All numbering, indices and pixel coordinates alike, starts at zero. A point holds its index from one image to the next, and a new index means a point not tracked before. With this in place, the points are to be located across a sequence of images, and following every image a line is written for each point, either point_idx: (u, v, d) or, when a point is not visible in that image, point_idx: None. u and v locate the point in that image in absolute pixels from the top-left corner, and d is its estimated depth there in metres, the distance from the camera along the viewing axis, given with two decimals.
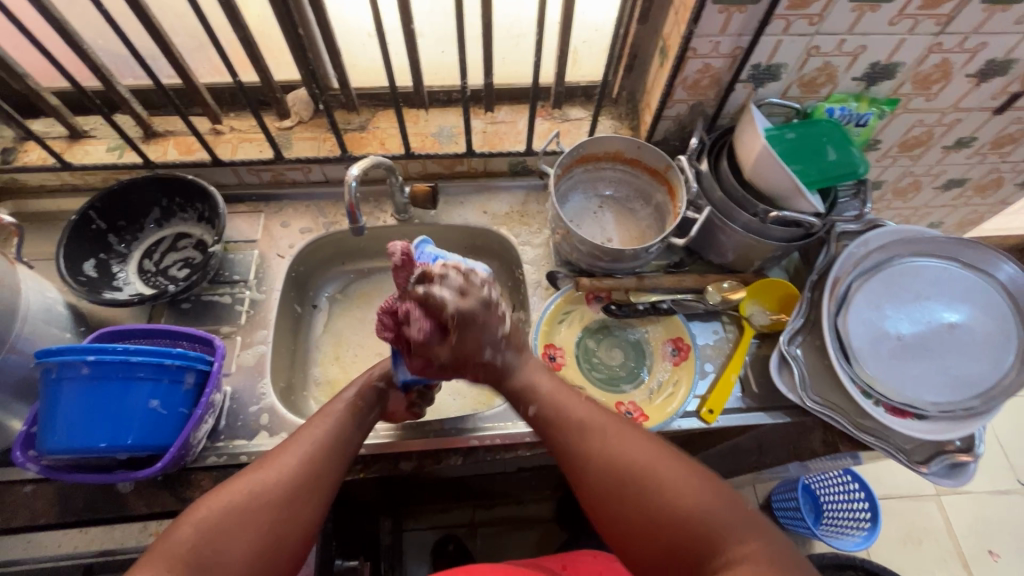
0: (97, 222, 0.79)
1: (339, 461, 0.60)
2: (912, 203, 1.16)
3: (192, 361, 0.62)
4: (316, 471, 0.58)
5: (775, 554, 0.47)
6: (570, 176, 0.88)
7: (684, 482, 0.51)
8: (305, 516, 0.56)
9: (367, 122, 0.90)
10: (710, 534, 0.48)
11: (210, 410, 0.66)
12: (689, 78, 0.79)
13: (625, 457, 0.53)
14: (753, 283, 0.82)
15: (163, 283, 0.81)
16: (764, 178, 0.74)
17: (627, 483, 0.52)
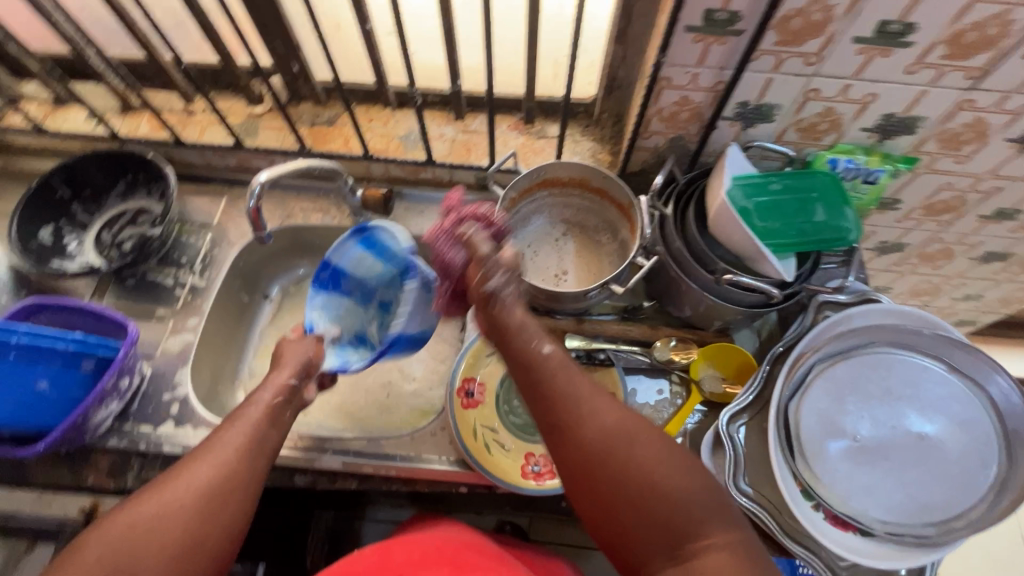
0: (59, 190, 0.81)
1: (261, 454, 0.56)
2: (944, 271, 1.01)
3: (97, 346, 0.64)
4: (235, 462, 0.53)
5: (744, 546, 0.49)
6: (533, 199, 0.82)
7: (669, 467, 0.50)
8: (226, 508, 0.51)
9: (336, 118, 0.88)
10: (690, 523, 0.48)
11: (116, 394, 0.67)
12: (665, 110, 0.70)
13: (614, 443, 0.51)
14: (708, 345, 0.75)
15: (113, 258, 0.82)
16: (730, 234, 0.67)
17: (614, 473, 0.50)
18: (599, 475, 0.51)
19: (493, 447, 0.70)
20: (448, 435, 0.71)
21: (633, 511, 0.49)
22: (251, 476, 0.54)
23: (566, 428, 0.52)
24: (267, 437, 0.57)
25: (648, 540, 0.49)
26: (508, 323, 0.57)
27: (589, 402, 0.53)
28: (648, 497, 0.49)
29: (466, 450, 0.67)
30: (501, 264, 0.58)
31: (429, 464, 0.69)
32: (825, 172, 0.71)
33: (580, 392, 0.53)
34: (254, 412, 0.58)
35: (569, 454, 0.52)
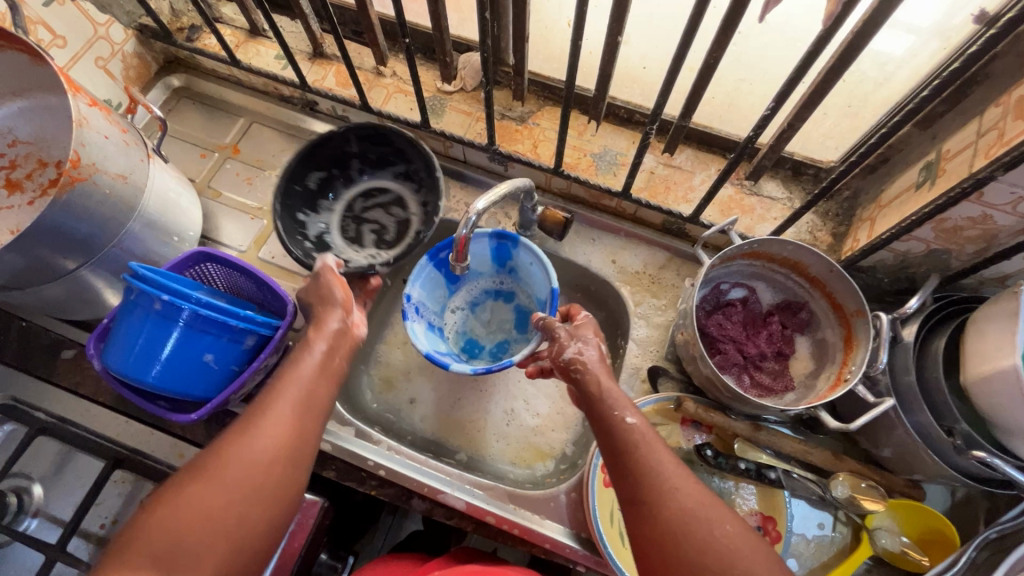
0: (351, 146, 0.77)
1: (312, 419, 0.52)
2: None
3: (257, 322, 0.61)
4: (289, 425, 0.50)
5: None
6: (729, 265, 0.72)
7: (752, 549, 0.45)
8: (281, 482, 0.48)
9: (529, 115, 0.79)
10: None
11: (265, 369, 0.64)
12: (948, 222, 0.57)
13: (689, 525, 0.47)
14: (900, 497, 0.63)
15: (350, 233, 0.79)
16: (989, 399, 0.54)
17: (688, 554, 0.46)
18: (668, 554, 0.46)
19: (626, 538, 0.64)
20: (578, 505, 0.66)
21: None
22: (303, 443, 0.51)
23: (644, 505, 0.49)
24: (317, 391, 0.54)
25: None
26: (596, 388, 0.58)
27: (670, 483, 0.49)
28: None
29: (600, 535, 0.61)
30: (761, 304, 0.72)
31: (551, 533, 0.64)
32: None
33: (665, 472, 0.50)
34: (299, 370, 0.54)
35: (646, 531, 0.48)
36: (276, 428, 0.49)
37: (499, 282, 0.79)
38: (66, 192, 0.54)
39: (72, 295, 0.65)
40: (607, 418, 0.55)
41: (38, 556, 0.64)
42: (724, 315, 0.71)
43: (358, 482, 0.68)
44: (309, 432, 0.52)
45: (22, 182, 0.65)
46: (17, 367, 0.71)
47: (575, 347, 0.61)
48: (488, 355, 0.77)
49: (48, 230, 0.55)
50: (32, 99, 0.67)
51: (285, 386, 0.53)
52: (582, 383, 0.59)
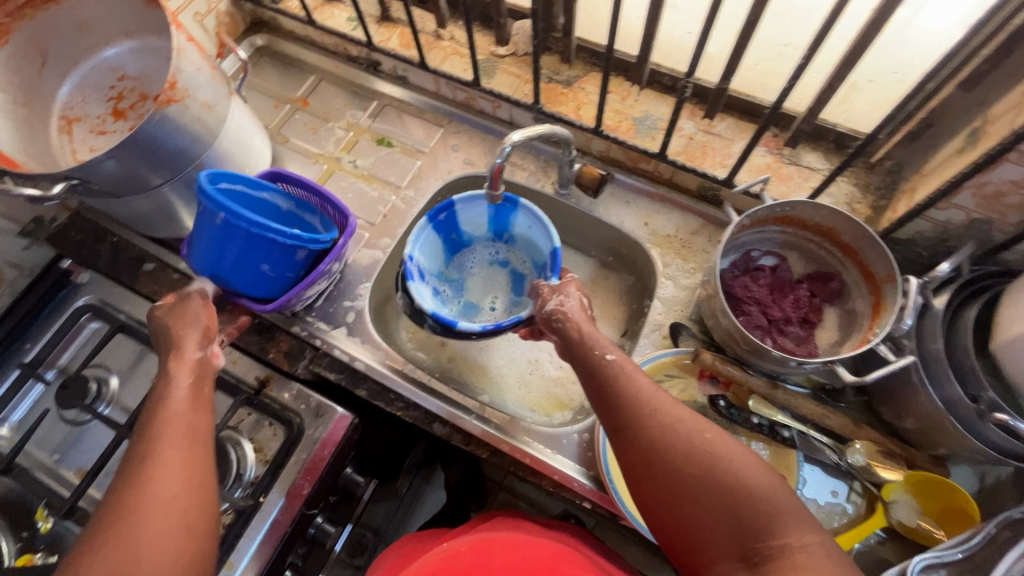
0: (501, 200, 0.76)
1: (196, 436, 0.53)
2: None
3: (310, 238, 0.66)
4: (178, 454, 0.51)
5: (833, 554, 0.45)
6: (760, 230, 0.72)
7: (734, 454, 0.49)
8: (193, 502, 0.48)
9: (575, 79, 0.83)
10: (761, 519, 0.46)
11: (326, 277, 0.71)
12: (990, 187, 0.56)
13: (669, 437, 0.51)
14: (921, 470, 0.62)
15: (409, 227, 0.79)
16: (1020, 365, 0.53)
17: (670, 463, 0.50)
18: (658, 471, 0.51)
19: None
20: (589, 446, 0.69)
21: (697, 504, 0.48)
22: (196, 461, 0.52)
23: (625, 423, 0.54)
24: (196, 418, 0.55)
25: (717, 536, 0.47)
26: (577, 334, 0.62)
27: (650, 403, 0.54)
28: (709, 488, 0.48)
29: (608, 471, 0.64)
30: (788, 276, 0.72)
31: (559, 467, 0.67)
32: None
33: (644, 393, 0.54)
34: (168, 403, 0.54)
35: (635, 452, 0.52)
36: (169, 458, 0.50)
37: (497, 250, 0.85)
38: (162, 110, 0.63)
39: (157, 210, 0.74)
40: (589, 356, 0.59)
41: (108, 436, 0.73)
42: (752, 279, 0.71)
43: (386, 403, 0.73)
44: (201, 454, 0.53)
45: (126, 112, 0.75)
46: (107, 275, 0.81)
47: (557, 300, 0.65)
48: (493, 314, 0.82)
49: (147, 144, 0.64)
50: (139, 42, 0.77)
51: (161, 424, 0.52)
52: (564, 330, 0.62)
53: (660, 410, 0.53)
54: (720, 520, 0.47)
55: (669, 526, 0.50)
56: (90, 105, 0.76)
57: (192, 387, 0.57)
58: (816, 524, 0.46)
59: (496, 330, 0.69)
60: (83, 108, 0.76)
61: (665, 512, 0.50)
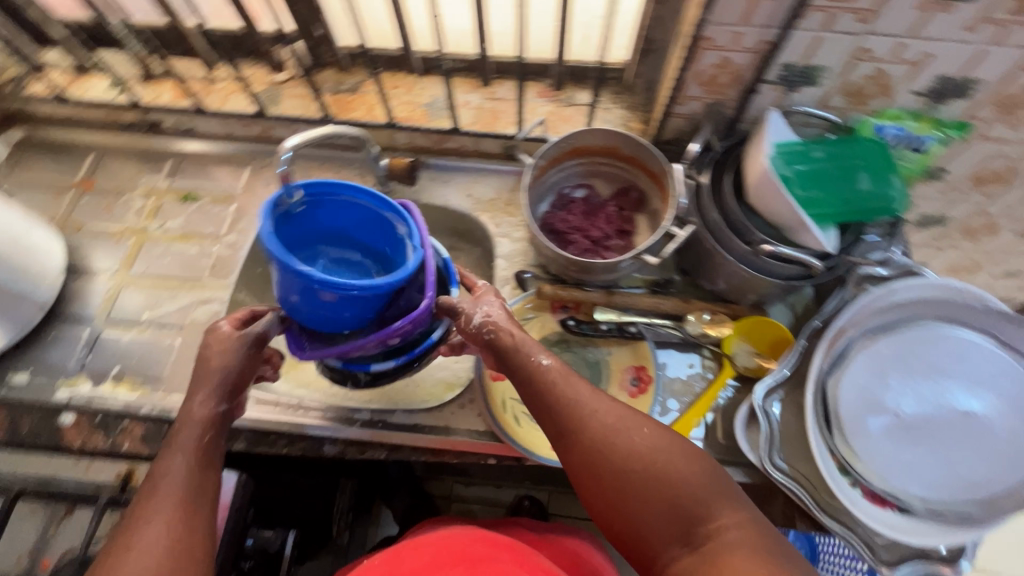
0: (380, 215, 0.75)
1: (202, 512, 0.50)
2: (987, 248, 0.98)
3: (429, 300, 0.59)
4: (173, 539, 0.47)
5: (762, 530, 0.48)
6: (561, 168, 0.80)
7: (669, 446, 0.51)
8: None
9: (359, 85, 0.86)
10: (699, 506, 0.48)
11: (399, 336, 0.61)
12: (704, 73, 0.67)
13: (610, 438, 0.51)
14: (743, 319, 0.72)
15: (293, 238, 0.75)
16: (771, 202, 0.64)
17: (612, 462, 0.51)
18: (600, 472, 0.51)
19: (521, 421, 0.69)
20: (476, 408, 0.71)
21: (640, 501, 0.49)
22: (199, 540, 0.48)
23: (566, 427, 0.53)
24: (203, 480, 0.51)
25: (660, 529, 0.49)
26: (509, 339, 0.57)
27: (587, 404, 0.53)
28: (648, 483, 0.49)
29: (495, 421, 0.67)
30: (599, 201, 0.81)
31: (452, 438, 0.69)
32: (873, 138, 0.68)
33: (581, 396, 0.54)
34: (169, 466, 0.51)
35: (576, 458, 0.52)
36: (164, 541, 0.46)
37: None
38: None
39: None
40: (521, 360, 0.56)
41: None
42: (567, 211, 0.79)
43: (270, 446, 0.71)
44: (201, 525, 0.49)
45: None
46: None
47: (482, 311, 0.59)
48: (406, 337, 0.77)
49: None
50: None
51: (165, 491, 0.49)
52: (497, 342, 0.58)
53: (599, 410, 0.53)
54: (659, 515, 0.49)
55: (617, 525, 0.51)
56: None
57: (199, 446, 0.52)
58: (744, 503, 0.50)
59: (411, 360, 0.68)
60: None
61: (611, 513, 0.51)
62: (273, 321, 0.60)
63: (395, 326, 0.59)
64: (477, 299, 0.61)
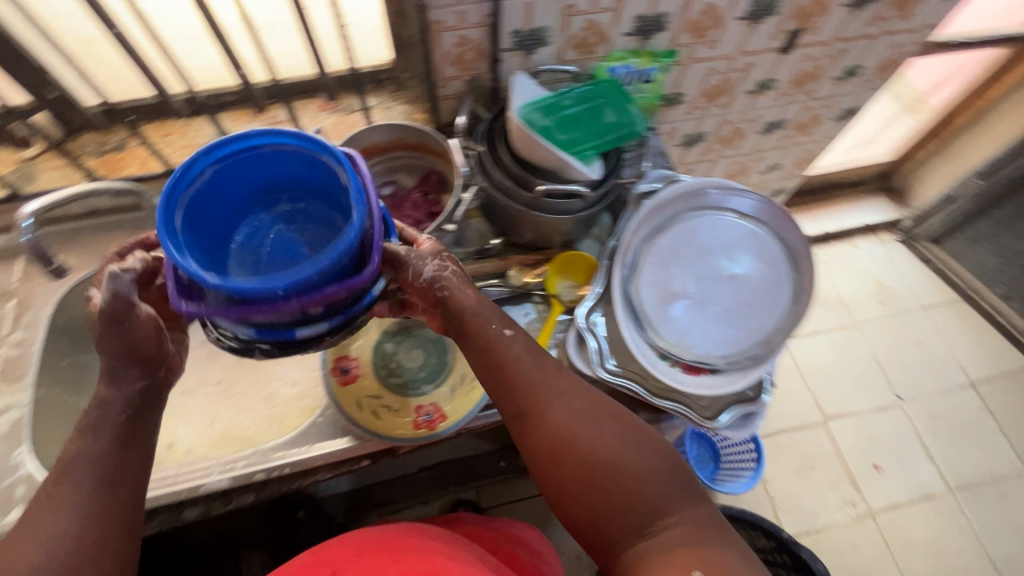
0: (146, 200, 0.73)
1: (125, 498, 0.47)
2: (743, 150, 1.18)
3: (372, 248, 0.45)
4: (87, 531, 0.44)
5: (712, 523, 0.49)
6: None
7: (636, 441, 0.51)
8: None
9: (125, 141, 0.82)
10: (659, 499, 0.48)
11: (327, 303, 0.45)
12: (451, 53, 0.74)
13: (578, 425, 0.50)
14: (557, 258, 0.80)
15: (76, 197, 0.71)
16: (535, 151, 0.71)
17: (581, 449, 0.50)
18: (563, 457, 0.50)
19: (381, 413, 0.70)
20: (335, 418, 0.71)
21: (603, 491, 0.49)
22: (117, 533, 0.46)
23: (529, 409, 0.51)
24: (123, 463, 0.47)
25: (619, 521, 0.48)
26: (464, 305, 0.53)
27: (552, 393, 0.52)
28: (612, 475, 0.49)
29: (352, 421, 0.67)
30: (402, 192, 0.84)
31: (317, 452, 0.68)
32: (607, 78, 0.77)
33: (550, 383, 0.52)
34: (90, 448, 0.47)
35: (538, 444, 0.51)
36: (76, 530, 0.44)
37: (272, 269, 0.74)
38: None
39: None
40: (485, 333, 0.53)
41: None
42: None
43: None
44: (121, 513, 0.46)
45: None
46: None
47: (436, 263, 0.53)
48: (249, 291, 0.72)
49: None
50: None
51: (77, 479, 0.45)
52: (453, 300, 0.53)
53: (566, 396, 0.52)
54: (616, 504, 0.48)
55: (573, 511, 0.50)
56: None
57: (117, 426, 0.48)
58: (699, 497, 0.50)
59: (345, 322, 0.48)
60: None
61: (568, 496, 0.50)
62: (126, 285, 0.49)
63: (325, 288, 0.43)
64: (422, 251, 0.53)
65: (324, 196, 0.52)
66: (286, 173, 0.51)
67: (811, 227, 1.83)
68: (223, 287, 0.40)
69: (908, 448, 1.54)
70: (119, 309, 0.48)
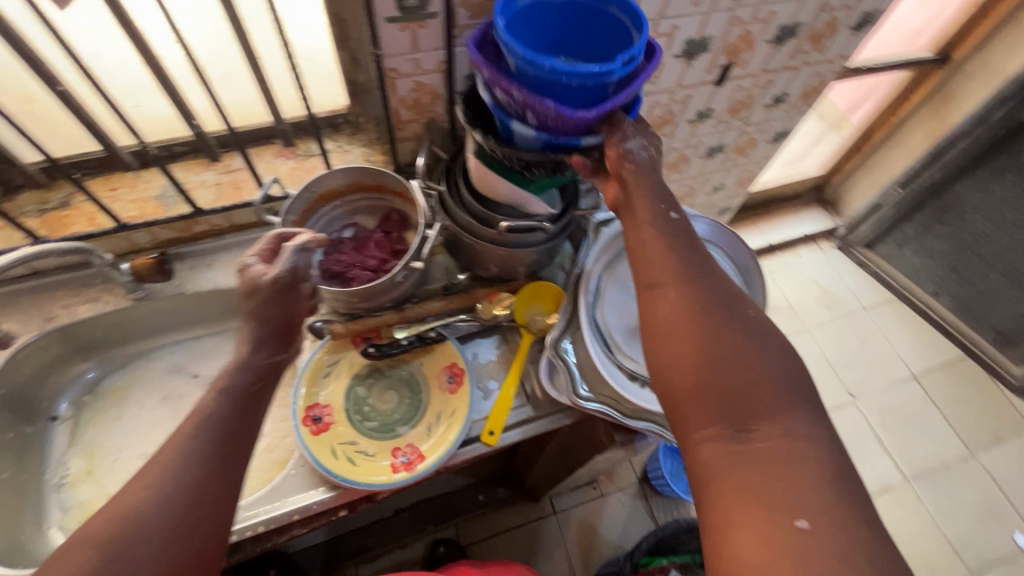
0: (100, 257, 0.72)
1: (242, 452, 0.48)
2: (689, 173, 1.25)
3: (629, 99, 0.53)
4: (198, 482, 0.44)
5: (832, 465, 0.42)
6: (318, 216, 0.83)
7: (774, 352, 0.48)
8: (195, 545, 0.42)
9: (70, 197, 0.79)
10: (770, 398, 0.44)
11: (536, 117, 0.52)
12: (406, 98, 0.76)
13: (714, 306, 0.50)
14: (523, 288, 0.82)
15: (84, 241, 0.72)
16: (493, 187, 0.69)
17: (709, 323, 0.48)
18: (685, 324, 0.49)
19: (357, 459, 0.69)
20: (309, 469, 0.69)
21: (719, 364, 0.46)
22: (222, 495, 0.45)
23: (659, 279, 0.52)
24: (239, 426, 0.49)
25: (719, 401, 0.45)
26: (639, 184, 0.58)
27: (695, 279, 0.52)
28: (734, 359, 0.46)
29: (327, 471, 0.65)
30: (364, 232, 0.84)
31: (293, 507, 0.66)
32: None
33: (699, 272, 0.52)
34: (209, 405, 0.49)
35: (664, 308, 0.51)
36: (184, 482, 0.44)
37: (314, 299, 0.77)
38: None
39: None
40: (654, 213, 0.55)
41: None
42: (337, 252, 0.81)
43: None
44: (231, 475, 0.46)
45: None
46: None
47: (636, 140, 0.55)
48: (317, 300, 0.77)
49: None
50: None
51: (198, 432, 0.47)
52: (639, 167, 0.56)
53: (707, 284, 0.52)
54: (721, 386, 0.45)
55: (667, 381, 0.48)
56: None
57: (247, 391, 0.51)
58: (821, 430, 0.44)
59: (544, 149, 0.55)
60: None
61: (681, 357, 0.48)
62: (297, 257, 0.58)
63: (546, 100, 0.49)
64: (640, 129, 0.57)
65: (585, 54, 0.59)
66: (599, 39, 0.58)
67: (756, 240, 1.93)
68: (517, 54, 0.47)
69: (864, 441, 1.63)
70: (287, 279, 0.57)
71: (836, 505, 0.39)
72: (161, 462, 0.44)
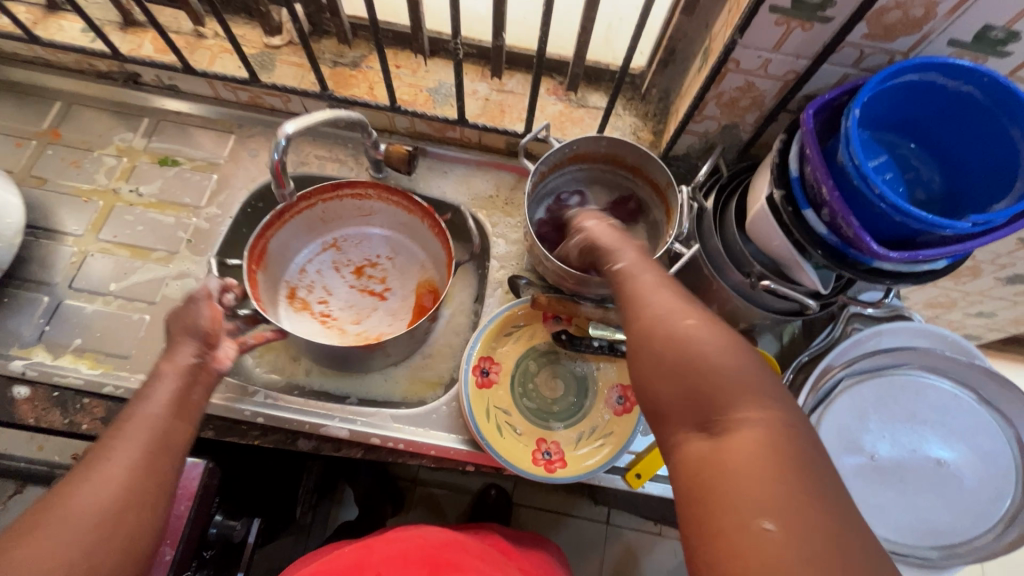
0: (369, 134, 0.73)
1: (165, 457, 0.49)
2: (963, 287, 0.98)
3: (963, 250, 0.48)
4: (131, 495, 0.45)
5: (800, 455, 0.35)
6: (561, 172, 0.78)
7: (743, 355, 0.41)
8: None
9: (361, 60, 0.81)
10: (731, 396, 0.38)
11: (852, 225, 0.51)
12: (725, 95, 0.65)
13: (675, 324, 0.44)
14: None
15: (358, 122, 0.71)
16: (768, 239, 0.61)
17: (668, 342, 0.43)
18: (656, 348, 0.43)
19: (505, 431, 0.67)
20: (458, 412, 0.69)
21: (681, 375, 0.41)
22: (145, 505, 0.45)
23: (624, 309, 0.49)
24: (167, 431, 0.50)
25: (682, 412, 0.40)
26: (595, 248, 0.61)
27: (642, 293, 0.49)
28: (696, 369, 0.40)
29: (477, 431, 0.65)
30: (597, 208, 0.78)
31: (436, 441, 0.68)
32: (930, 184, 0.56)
33: (640, 286, 0.50)
34: (144, 413, 0.50)
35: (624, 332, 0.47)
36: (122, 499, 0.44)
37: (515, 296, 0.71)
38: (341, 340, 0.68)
39: None
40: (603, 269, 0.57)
41: None
42: (565, 218, 0.75)
43: (240, 436, 0.68)
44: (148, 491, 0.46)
45: (368, 275, 0.81)
46: None
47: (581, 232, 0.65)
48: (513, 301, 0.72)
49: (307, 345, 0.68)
50: (438, 258, 0.79)
51: (147, 427, 0.49)
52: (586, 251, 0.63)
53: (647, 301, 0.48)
54: (693, 392, 0.40)
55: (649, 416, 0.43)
56: (360, 251, 0.82)
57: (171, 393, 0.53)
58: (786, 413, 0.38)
59: (839, 253, 0.55)
60: (348, 251, 0.82)
61: (649, 378, 0.43)
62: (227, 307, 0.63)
63: (874, 244, 0.49)
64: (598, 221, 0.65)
65: (950, 173, 0.55)
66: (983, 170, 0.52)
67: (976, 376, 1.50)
68: (873, 181, 0.48)
69: None
70: (214, 334, 0.59)
71: (783, 462, 0.35)
72: (107, 466, 0.45)
